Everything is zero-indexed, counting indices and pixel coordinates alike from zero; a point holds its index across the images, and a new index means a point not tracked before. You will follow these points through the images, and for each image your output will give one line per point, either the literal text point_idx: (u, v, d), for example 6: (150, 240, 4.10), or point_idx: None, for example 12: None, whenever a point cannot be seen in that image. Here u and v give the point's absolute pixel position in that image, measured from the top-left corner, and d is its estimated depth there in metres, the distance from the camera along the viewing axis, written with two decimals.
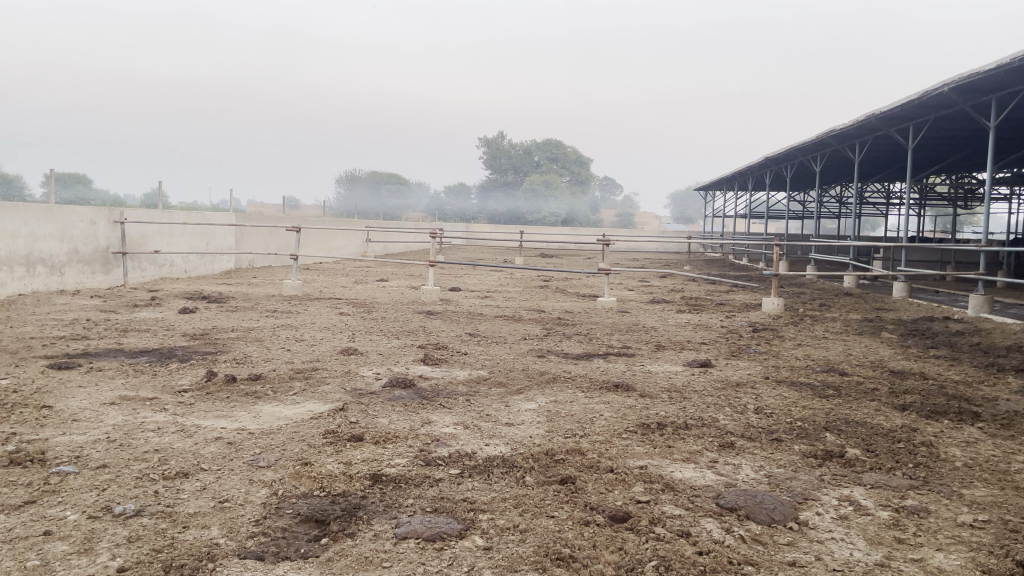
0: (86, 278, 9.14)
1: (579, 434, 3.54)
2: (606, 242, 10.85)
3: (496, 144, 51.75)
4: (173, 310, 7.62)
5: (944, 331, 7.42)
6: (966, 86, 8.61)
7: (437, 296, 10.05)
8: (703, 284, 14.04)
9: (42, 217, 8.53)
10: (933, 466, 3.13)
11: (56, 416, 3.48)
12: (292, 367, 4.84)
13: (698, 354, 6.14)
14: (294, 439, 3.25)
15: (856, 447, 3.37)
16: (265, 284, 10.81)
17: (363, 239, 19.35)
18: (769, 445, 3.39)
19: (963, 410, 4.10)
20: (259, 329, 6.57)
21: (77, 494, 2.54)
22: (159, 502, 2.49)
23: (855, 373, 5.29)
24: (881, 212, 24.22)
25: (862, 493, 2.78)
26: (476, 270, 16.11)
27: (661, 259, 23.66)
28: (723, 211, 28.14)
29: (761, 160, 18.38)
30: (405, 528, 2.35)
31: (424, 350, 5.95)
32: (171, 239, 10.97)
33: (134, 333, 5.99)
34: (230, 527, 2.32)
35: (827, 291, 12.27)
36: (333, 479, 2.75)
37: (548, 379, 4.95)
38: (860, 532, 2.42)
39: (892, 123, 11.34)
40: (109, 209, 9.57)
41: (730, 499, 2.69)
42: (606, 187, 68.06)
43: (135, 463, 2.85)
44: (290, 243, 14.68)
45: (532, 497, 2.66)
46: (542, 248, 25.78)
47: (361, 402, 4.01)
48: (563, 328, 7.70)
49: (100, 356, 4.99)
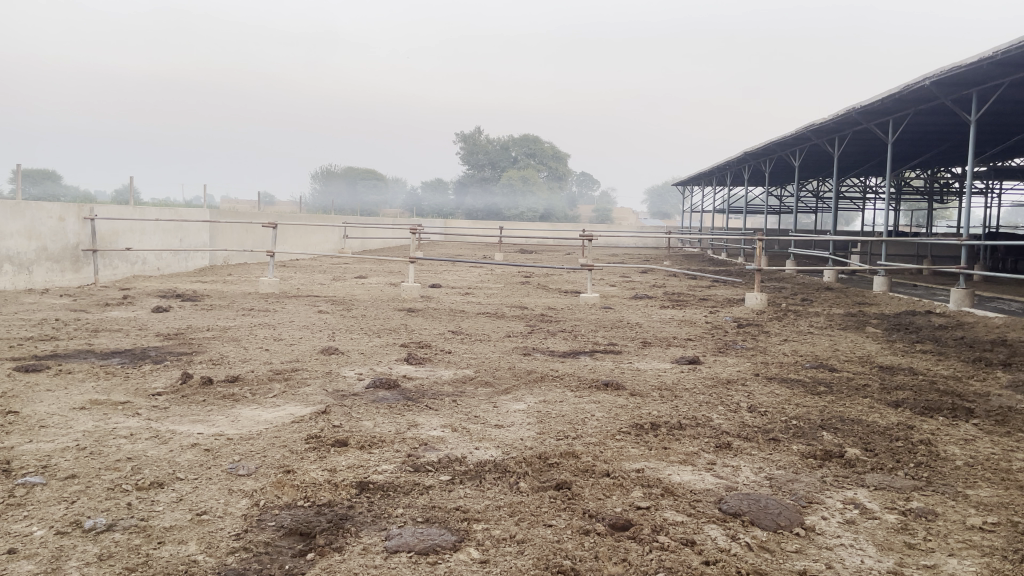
0: (55, 276, 8.80)
1: (571, 435, 3.43)
2: (588, 237, 10.71)
3: (474, 139, 51.68)
4: (146, 308, 7.36)
5: (927, 325, 7.46)
6: (947, 79, 8.64)
7: (418, 293, 9.87)
8: (684, 280, 14.05)
9: (9, 213, 8.18)
10: (934, 465, 3.07)
11: (22, 421, 3.26)
12: (271, 368, 4.66)
13: (685, 351, 6.08)
14: (276, 444, 3.08)
15: (854, 447, 3.31)
16: (241, 282, 10.53)
17: (340, 234, 19.03)
18: (766, 445, 3.31)
19: (957, 406, 4.07)
20: (237, 328, 6.37)
21: (44, 507, 2.33)
22: (132, 515, 2.30)
23: (845, 369, 5.25)
24: (858, 206, 24.41)
25: (865, 496, 2.71)
26: (456, 267, 15.94)
27: (639, 254, 23.74)
28: (702, 207, 28.21)
29: (741, 155, 18.44)
30: (395, 541, 2.22)
31: (407, 349, 5.80)
32: (144, 236, 10.64)
33: (106, 333, 5.75)
34: (209, 542, 2.15)
35: (808, 285, 12.35)
36: (319, 489, 2.60)
37: (536, 378, 4.83)
38: (869, 537, 2.34)
39: (872, 118, 11.40)
40: (80, 205, 9.21)
41: (732, 503, 2.60)
42: (584, 183, 68.28)
43: (106, 472, 2.64)
44: (267, 240, 14.40)
45: (528, 504, 2.55)
46: (520, 244, 25.68)
47: (344, 404, 3.86)
48: (548, 325, 7.60)
49: (70, 358, 4.76)
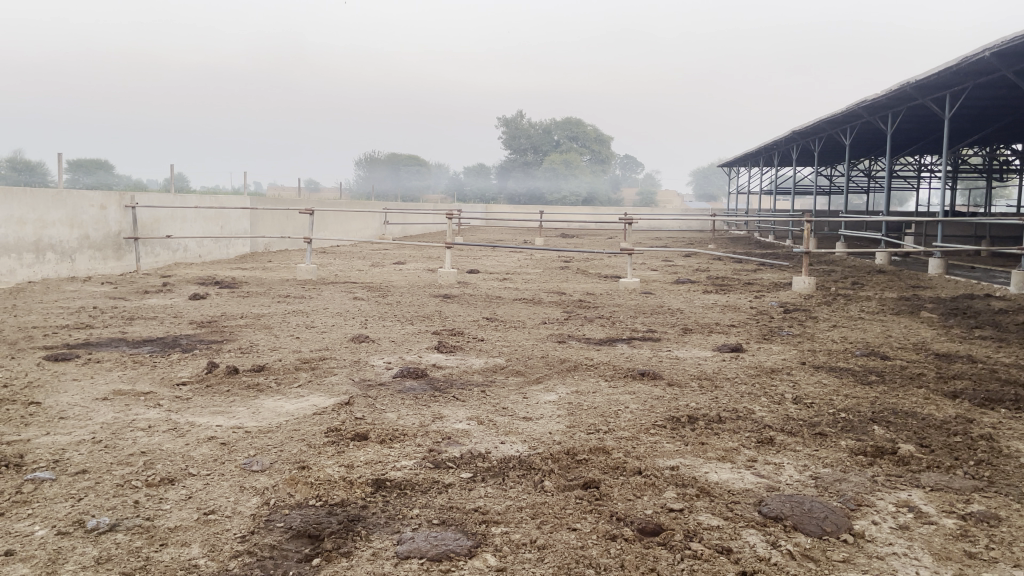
0: (97, 264, 8.99)
1: (602, 429, 3.24)
2: (629, 222, 10.36)
3: (515, 123, 51.38)
4: (184, 296, 7.43)
5: (987, 309, 6.99)
6: (1009, 50, 8.03)
7: (454, 278, 9.74)
8: (728, 263, 13.65)
9: (52, 202, 8.37)
10: (998, 463, 2.78)
11: (43, 413, 3.23)
12: (298, 357, 4.60)
13: (728, 338, 5.80)
14: (295, 438, 2.99)
15: (908, 442, 3.03)
16: (280, 268, 10.62)
17: (380, 221, 19.08)
18: (813, 441, 3.06)
19: (1020, 397, 3.73)
20: (270, 316, 6.35)
21: (50, 505, 2.25)
22: (137, 514, 2.21)
23: (898, 356, 4.91)
24: (914, 184, 23.26)
25: (921, 497, 2.45)
26: (495, 253, 15.80)
27: (683, 238, 23.15)
28: (749, 188, 27.34)
29: (789, 134, 17.73)
30: (407, 545, 2.09)
31: (439, 337, 5.67)
32: (185, 224, 10.79)
33: (140, 321, 5.79)
34: (212, 544, 2.05)
35: (859, 268, 11.80)
36: (332, 487, 2.49)
37: (569, 367, 4.65)
38: (924, 545, 2.10)
39: (928, 92, 10.73)
40: (120, 193, 9.38)
41: (774, 506, 2.38)
42: (629, 166, 67.24)
43: (118, 467, 2.57)
44: (306, 226, 14.52)
45: (551, 506, 2.38)
46: (562, 228, 25.36)
47: (369, 395, 3.75)
48: (585, 311, 7.39)
49: (102, 347, 4.78)
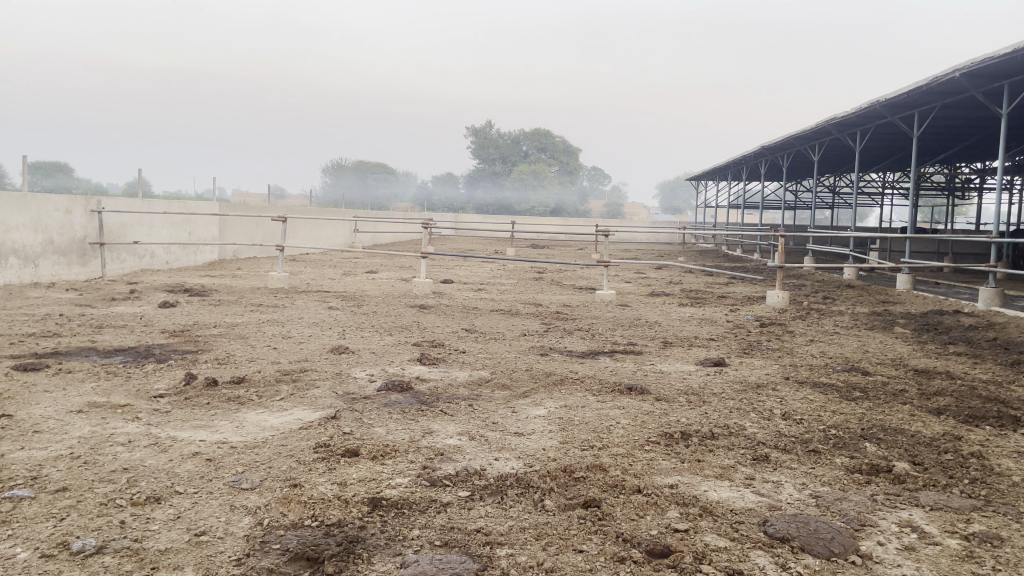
0: (61, 269, 8.66)
1: (597, 445, 3.21)
2: (605, 235, 10.38)
3: (485, 134, 51.50)
4: (152, 304, 7.18)
5: (956, 325, 7.17)
6: (978, 71, 8.30)
7: (430, 289, 9.63)
8: (700, 277, 13.81)
9: (15, 205, 8.04)
10: (991, 482, 2.82)
11: (14, 426, 3.06)
12: (278, 369, 4.46)
13: (709, 352, 5.83)
14: (282, 454, 2.89)
15: (901, 460, 3.06)
16: (250, 276, 10.38)
17: (350, 228, 18.83)
18: (807, 459, 3.07)
19: (1002, 414, 3.80)
20: (245, 325, 6.18)
21: (30, 525, 2.12)
22: (125, 536, 2.09)
23: (879, 372, 4.99)
24: (876, 201, 23.91)
25: (922, 517, 2.47)
26: (468, 262, 15.71)
27: (652, 251, 23.39)
28: (716, 202, 27.80)
29: (758, 149, 18.07)
30: (412, 569, 2.01)
31: (420, 349, 5.59)
32: (152, 230, 10.49)
33: (109, 330, 5.58)
34: (207, 567, 1.95)
35: (828, 283, 12.05)
36: (328, 506, 2.39)
37: (555, 381, 4.60)
38: (932, 567, 2.11)
39: (895, 110, 11.05)
40: (86, 197, 9.08)
41: (779, 526, 2.36)
42: (597, 178, 67.89)
43: (99, 485, 2.44)
44: (276, 233, 14.25)
45: (555, 526, 2.33)
46: (533, 238, 25.41)
47: (355, 409, 3.65)
48: (563, 324, 7.35)
49: (72, 356, 4.58)
